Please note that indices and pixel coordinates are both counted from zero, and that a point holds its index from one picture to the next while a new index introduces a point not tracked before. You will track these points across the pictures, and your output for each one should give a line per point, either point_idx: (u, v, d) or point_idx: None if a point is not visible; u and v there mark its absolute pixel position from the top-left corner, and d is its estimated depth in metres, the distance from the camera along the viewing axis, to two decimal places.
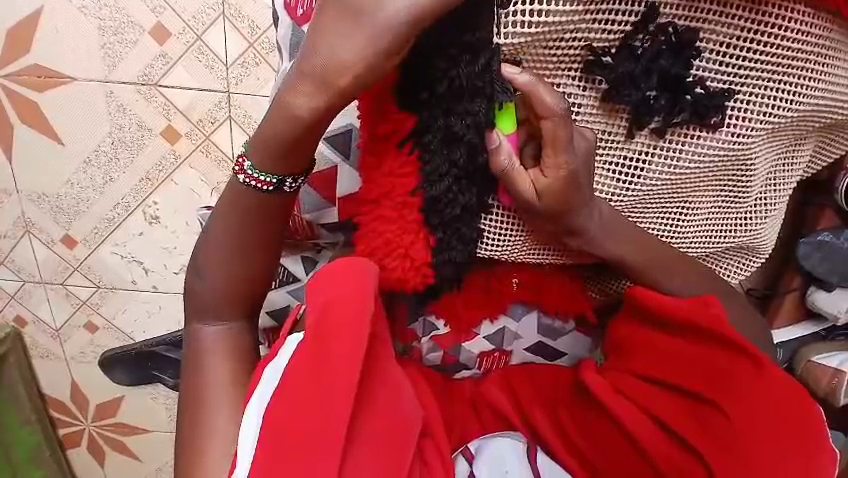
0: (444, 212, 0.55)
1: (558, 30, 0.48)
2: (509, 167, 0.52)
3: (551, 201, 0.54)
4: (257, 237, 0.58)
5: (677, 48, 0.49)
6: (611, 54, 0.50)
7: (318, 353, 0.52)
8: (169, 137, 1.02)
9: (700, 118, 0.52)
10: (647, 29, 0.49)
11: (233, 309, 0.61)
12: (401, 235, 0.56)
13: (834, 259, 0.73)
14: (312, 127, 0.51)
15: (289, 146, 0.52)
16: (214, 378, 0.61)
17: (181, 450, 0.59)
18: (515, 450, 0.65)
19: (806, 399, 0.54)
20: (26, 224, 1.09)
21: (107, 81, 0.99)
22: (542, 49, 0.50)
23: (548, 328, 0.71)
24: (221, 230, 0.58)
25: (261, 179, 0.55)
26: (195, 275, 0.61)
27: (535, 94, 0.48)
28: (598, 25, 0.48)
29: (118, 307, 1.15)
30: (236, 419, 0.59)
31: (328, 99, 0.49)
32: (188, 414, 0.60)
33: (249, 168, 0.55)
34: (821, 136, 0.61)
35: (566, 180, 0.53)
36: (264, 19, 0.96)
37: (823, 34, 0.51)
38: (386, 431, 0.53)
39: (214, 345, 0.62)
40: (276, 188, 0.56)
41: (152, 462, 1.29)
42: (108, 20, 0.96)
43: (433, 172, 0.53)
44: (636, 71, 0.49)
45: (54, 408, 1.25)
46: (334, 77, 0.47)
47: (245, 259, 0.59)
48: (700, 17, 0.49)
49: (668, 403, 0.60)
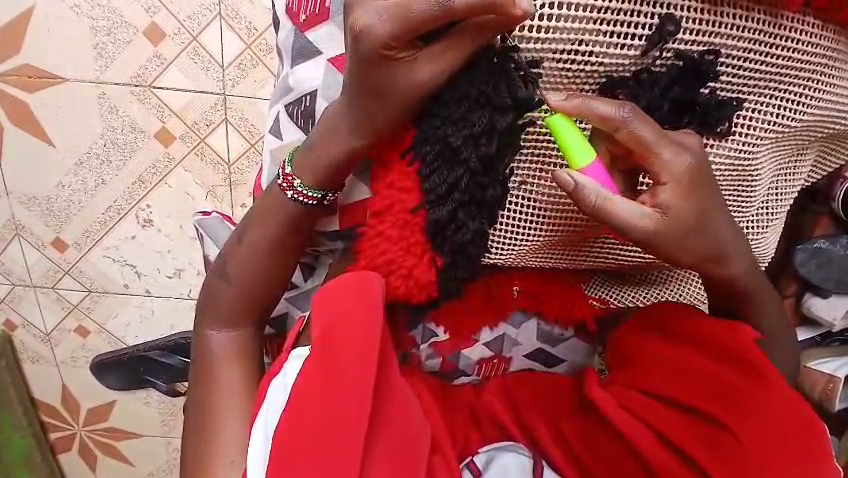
0: (450, 236, 0.55)
1: (581, 51, 0.48)
2: (602, 201, 0.46)
3: (671, 207, 0.49)
4: (274, 248, 0.60)
5: (692, 72, 0.49)
6: (627, 76, 0.49)
7: (325, 375, 0.52)
8: (163, 139, 1.04)
9: (709, 129, 0.52)
10: (667, 52, 0.48)
11: (245, 316, 0.64)
12: (404, 257, 0.57)
13: (830, 266, 0.75)
14: (342, 164, 0.55)
15: (333, 173, 0.55)
16: (222, 389, 0.62)
17: (189, 448, 0.61)
18: (520, 464, 0.65)
19: (811, 419, 0.56)
20: (16, 227, 1.11)
21: (99, 82, 1.02)
22: (561, 73, 0.49)
23: (547, 334, 0.70)
24: (258, 240, 0.60)
25: (310, 194, 0.57)
26: (219, 277, 0.63)
27: (589, 109, 0.46)
28: (631, 53, 0.48)
29: (109, 311, 1.16)
30: (241, 429, 0.60)
31: (363, 135, 0.52)
32: (195, 421, 0.61)
33: (300, 185, 0.57)
34: (823, 146, 0.61)
35: (686, 180, 0.49)
36: (262, 21, 0.99)
37: (831, 46, 0.51)
38: (394, 453, 0.53)
39: (221, 349, 0.63)
40: (319, 202, 0.58)
41: (145, 467, 1.28)
42: (101, 20, 0.99)
43: (432, 193, 0.53)
44: (650, 99, 0.49)
45: (44, 412, 1.24)
46: (370, 117, 0.51)
47: (272, 270, 0.62)
48: (721, 33, 0.48)
49: (669, 420, 0.60)
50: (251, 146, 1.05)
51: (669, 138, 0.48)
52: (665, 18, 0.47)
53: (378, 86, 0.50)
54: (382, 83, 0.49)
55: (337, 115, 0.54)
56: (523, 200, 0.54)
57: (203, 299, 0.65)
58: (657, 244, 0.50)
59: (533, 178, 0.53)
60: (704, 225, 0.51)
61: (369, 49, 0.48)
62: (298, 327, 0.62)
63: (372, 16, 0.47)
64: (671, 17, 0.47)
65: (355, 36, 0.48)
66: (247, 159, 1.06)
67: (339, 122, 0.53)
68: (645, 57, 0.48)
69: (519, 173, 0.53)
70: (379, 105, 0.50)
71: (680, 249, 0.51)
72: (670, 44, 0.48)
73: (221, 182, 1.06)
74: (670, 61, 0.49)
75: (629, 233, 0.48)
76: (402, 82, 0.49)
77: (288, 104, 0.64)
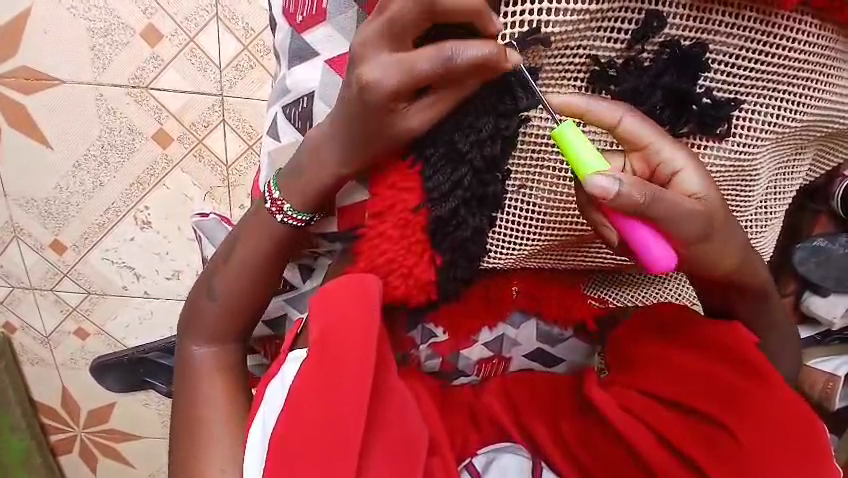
0: (451, 232, 0.55)
1: (569, 43, 0.48)
2: (654, 194, 0.43)
3: (707, 196, 0.48)
4: (258, 262, 0.60)
5: (683, 62, 0.49)
6: (616, 68, 0.49)
7: (322, 378, 0.52)
8: (161, 140, 1.04)
9: (708, 129, 0.52)
10: (654, 43, 0.48)
11: (228, 331, 0.63)
12: (405, 256, 0.56)
13: (829, 264, 0.75)
14: (343, 173, 0.54)
15: (330, 177, 0.55)
16: (208, 403, 0.62)
17: (178, 463, 0.60)
18: (520, 465, 0.65)
19: (809, 417, 0.56)
20: (14, 229, 1.11)
21: (97, 84, 1.01)
22: (552, 63, 0.49)
23: (547, 334, 0.70)
24: (240, 255, 0.61)
25: (299, 217, 0.58)
26: (201, 294, 0.63)
27: (592, 109, 0.47)
28: (617, 45, 0.49)
29: (109, 313, 1.16)
30: (230, 442, 0.59)
31: (356, 141, 0.52)
32: (182, 436, 0.61)
33: (288, 210, 0.57)
34: (822, 145, 0.61)
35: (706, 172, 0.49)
36: (259, 22, 0.99)
37: (829, 45, 0.51)
38: (393, 454, 0.53)
39: (205, 364, 0.63)
40: (307, 223, 0.58)
41: (146, 468, 1.28)
42: (98, 22, 0.99)
43: (436, 191, 0.52)
44: (640, 87, 0.49)
45: (44, 414, 1.24)
46: (363, 143, 0.51)
47: (255, 285, 0.62)
48: (710, 29, 0.48)
49: (667, 421, 0.60)
50: (249, 148, 1.05)
51: (669, 137, 0.48)
52: (650, 13, 0.47)
53: (372, 134, 0.50)
54: (376, 133, 0.50)
55: (330, 122, 0.54)
56: (518, 202, 0.55)
57: (184, 317, 0.65)
58: (700, 235, 0.48)
59: (530, 181, 0.53)
60: (728, 218, 0.50)
61: (373, 101, 0.48)
62: (296, 329, 0.62)
63: (380, 69, 0.47)
64: (657, 13, 0.47)
65: (361, 89, 0.48)
66: (245, 160, 1.06)
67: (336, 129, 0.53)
68: (633, 50, 0.49)
69: (515, 177, 0.53)
70: (372, 146, 0.51)
71: (714, 243, 0.50)
72: (655, 37, 0.48)
73: (219, 183, 1.07)
74: (659, 49, 0.49)
75: (678, 229, 0.46)
76: (396, 131, 0.50)
77: (286, 106, 0.63)
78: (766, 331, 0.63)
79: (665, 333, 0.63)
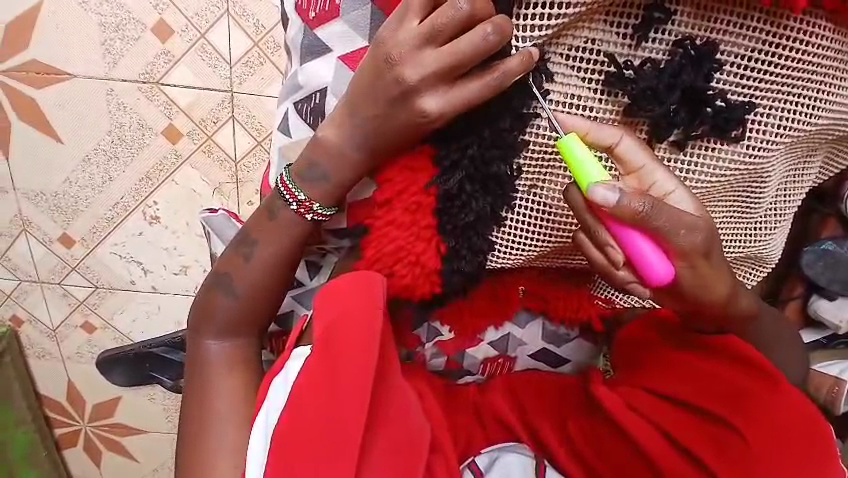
0: (454, 214, 0.55)
1: (574, 37, 0.49)
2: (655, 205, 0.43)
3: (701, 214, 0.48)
4: (270, 257, 0.60)
5: (697, 61, 0.49)
6: (632, 67, 0.49)
7: (326, 373, 0.52)
8: (170, 136, 1.05)
9: (721, 131, 0.52)
10: (663, 40, 0.49)
11: (241, 325, 0.64)
12: (414, 243, 0.56)
13: (837, 267, 0.74)
14: (355, 167, 0.54)
15: (338, 169, 0.54)
16: (217, 396, 0.62)
17: (185, 456, 0.60)
18: (523, 464, 0.64)
19: (815, 421, 0.56)
20: (23, 223, 1.11)
21: (108, 78, 1.02)
22: (562, 60, 0.50)
23: (554, 334, 0.70)
24: (253, 251, 0.60)
25: (325, 213, 0.57)
26: (214, 287, 0.63)
27: (592, 130, 0.49)
28: (624, 39, 0.49)
29: (117, 307, 1.17)
30: (237, 437, 0.60)
31: (366, 125, 0.52)
32: (190, 429, 0.61)
33: (318, 208, 0.56)
34: (830, 148, 0.61)
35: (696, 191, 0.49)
36: (270, 18, 0.99)
37: (842, 50, 0.51)
38: (396, 451, 0.53)
39: (216, 358, 0.63)
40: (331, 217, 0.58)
41: (150, 462, 1.29)
42: (109, 16, 0.99)
43: (446, 159, 0.53)
44: (658, 87, 0.49)
45: (50, 408, 1.25)
46: (378, 136, 0.52)
47: (269, 281, 0.62)
48: (719, 29, 0.49)
49: (674, 423, 0.60)
50: (258, 144, 1.05)
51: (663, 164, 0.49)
52: (653, 6, 0.48)
53: (393, 130, 0.51)
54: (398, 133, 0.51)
55: (339, 120, 0.53)
56: (528, 202, 0.56)
57: (195, 308, 0.65)
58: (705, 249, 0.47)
59: (540, 181, 0.55)
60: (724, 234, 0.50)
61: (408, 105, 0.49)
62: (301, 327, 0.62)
63: (434, 101, 0.49)
64: (659, 5, 0.48)
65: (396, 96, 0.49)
66: (253, 157, 1.06)
67: (349, 124, 0.52)
68: (640, 43, 0.49)
69: (524, 177, 0.54)
70: (392, 140, 0.52)
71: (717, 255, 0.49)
72: (664, 33, 0.49)
73: (227, 179, 1.07)
74: (671, 47, 0.49)
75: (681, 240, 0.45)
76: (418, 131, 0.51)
77: (297, 101, 0.64)
78: (771, 331, 0.63)
79: (673, 336, 0.63)
